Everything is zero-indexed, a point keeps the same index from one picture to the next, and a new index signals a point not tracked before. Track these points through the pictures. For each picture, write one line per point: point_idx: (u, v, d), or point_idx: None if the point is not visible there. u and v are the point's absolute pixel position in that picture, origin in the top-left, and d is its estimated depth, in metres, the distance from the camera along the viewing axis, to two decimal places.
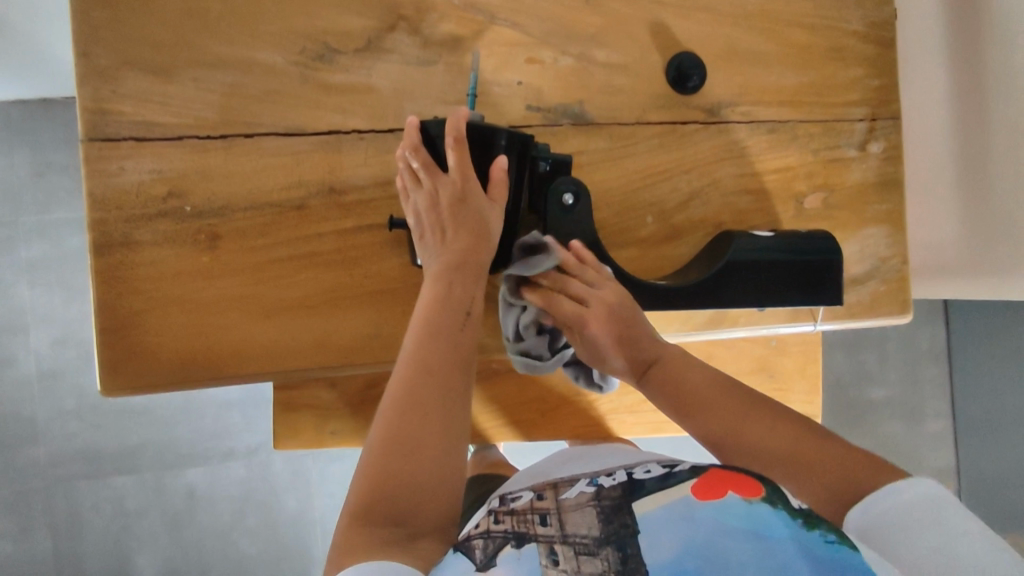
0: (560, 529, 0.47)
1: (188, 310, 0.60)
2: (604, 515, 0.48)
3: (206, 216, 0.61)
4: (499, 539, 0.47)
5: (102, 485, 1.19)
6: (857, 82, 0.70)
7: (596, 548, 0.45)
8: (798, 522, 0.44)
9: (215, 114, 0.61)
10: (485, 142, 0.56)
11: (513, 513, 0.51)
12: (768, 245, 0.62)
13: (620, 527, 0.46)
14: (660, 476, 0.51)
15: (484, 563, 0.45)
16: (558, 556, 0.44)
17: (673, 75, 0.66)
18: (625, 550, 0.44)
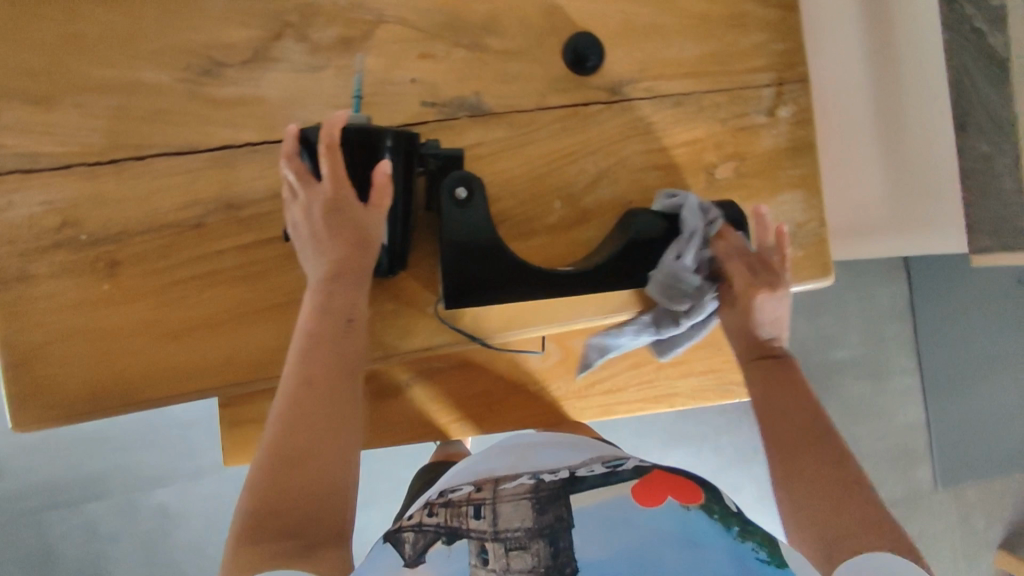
0: (493, 524, 0.49)
1: (92, 339, 0.60)
2: (539, 506, 0.50)
3: (102, 243, 0.60)
4: (431, 535, 0.50)
5: (70, 516, 1.19)
6: (760, 47, 0.70)
7: (529, 541, 0.47)
8: (732, 533, 0.48)
9: (102, 138, 0.60)
10: (368, 145, 0.55)
11: (448, 505, 0.53)
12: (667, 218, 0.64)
13: (554, 521, 0.48)
14: (602, 473, 0.54)
15: (413, 559, 0.48)
16: (488, 554, 0.46)
17: (570, 57, 0.66)
18: (556, 544, 0.46)
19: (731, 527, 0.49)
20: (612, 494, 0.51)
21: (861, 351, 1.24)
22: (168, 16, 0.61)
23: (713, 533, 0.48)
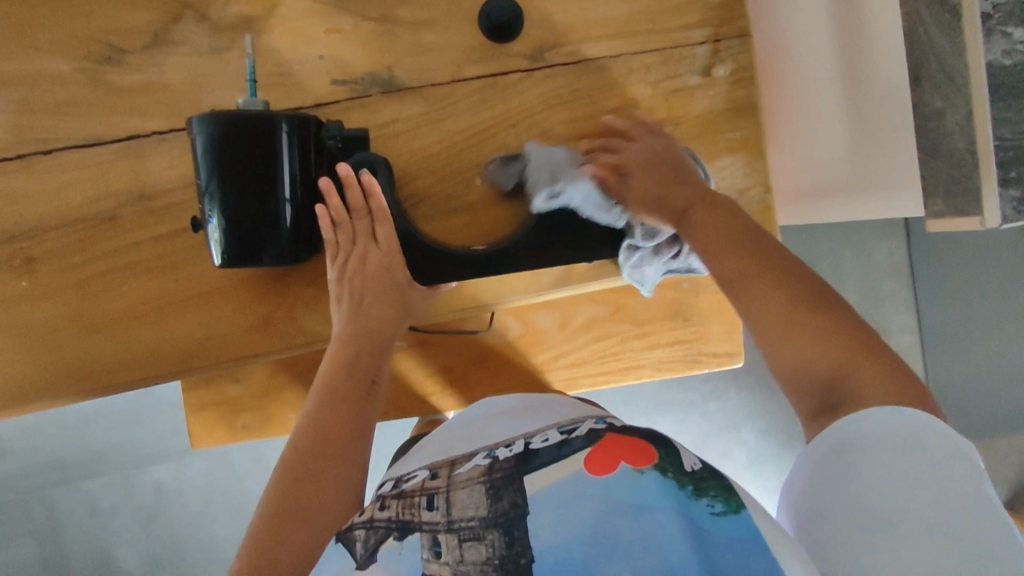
0: (446, 514, 0.47)
1: (17, 334, 0.60)
2: (494, 491, 0.48)
3: (18, 239, 0.60)
4: (383, 531, 0.47)
5: (74, 490, 1.24)
6: (693, 1, 0.65)
7: (482, 530, 0.45)
8: (686, 491, 0.45)
9: (9, 134, 0.59)
10: (268, 131, 0.53)
11: (401, 497, 0.51)
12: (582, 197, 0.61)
13: (509, 508, 0.46)
14: (554, 444, 0.52)
15: (365, 558, 0.46)
16: (440, 547, 0.44)
17: (486, 24, 0.62)
18: (511, 532, 0.44)
19: (685, 486, 0.45)
20: (566, 469, 0.48)
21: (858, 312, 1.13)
22: (67, 5, 0.60)
23: (667, 493, 0.44)
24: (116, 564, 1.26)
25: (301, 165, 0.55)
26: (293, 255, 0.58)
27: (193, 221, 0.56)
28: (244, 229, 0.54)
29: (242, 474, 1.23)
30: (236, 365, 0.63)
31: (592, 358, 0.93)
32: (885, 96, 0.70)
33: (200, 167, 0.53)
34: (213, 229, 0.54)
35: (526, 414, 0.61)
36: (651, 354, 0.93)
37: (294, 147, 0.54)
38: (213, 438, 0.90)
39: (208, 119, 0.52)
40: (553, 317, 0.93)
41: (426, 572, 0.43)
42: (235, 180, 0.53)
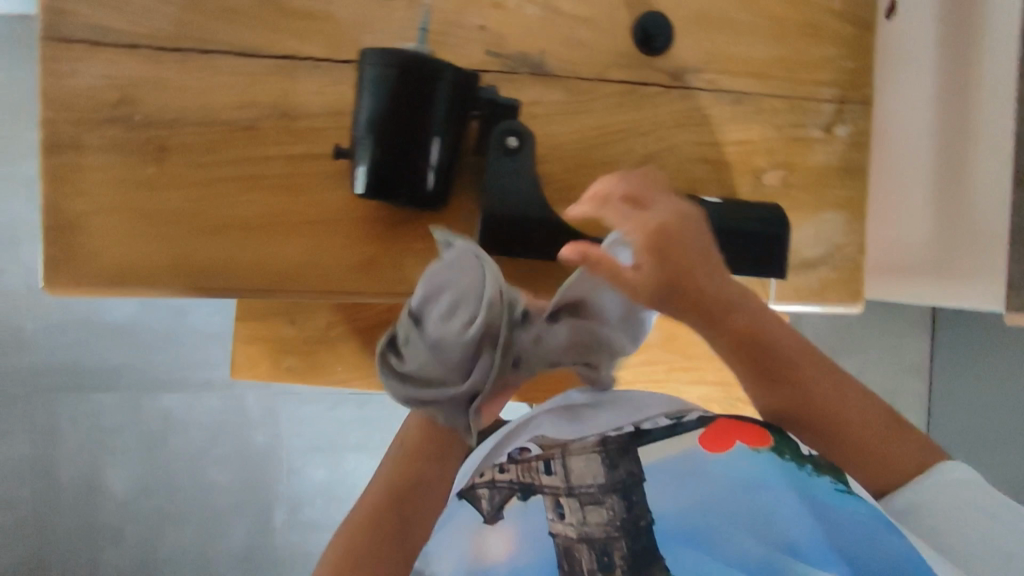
0: (566, 481, 0.56)
1: (131, 217, 0.61)
2: (609, 461, 0.57)
3: (155, 126, 0.61)
4: (506, 490, 0.58)
5: (83, 399, 1.23)
6: (830, 61, 0.69)
7: (602, 495, 0.54)
8: (805, 468, 0.52)
9: (171, 26, 0.61)
10: (427, 76, 0.55)
11: (520, 461, 0.61)
12: (712, 207, 0.62)
13: (625, 477, 0.55)
14: (667, 424, 0.60)
15: (491, 515, 0.57)
16: (563, 510, 0.54)
17: (638, 35, 0.66)
18: (630, 497, 0.53)
19: (804, 465, 0.52)
20: (678, 446, 0.57)
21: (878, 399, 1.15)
22: None
23: (789, 472, 0.52)
24: (105, 486, 1.24)
25: (452, 116, 0.57)
26: (427, 201, 0.59)
27: (336, 148, 0.59)
28: (386, 163, 0.56)
29: (253, 420, 1.26)
30: (331, 296, 0.64)
31: (633, 377, 0.97)
32: (979, 186, 0.73)
33: (359, 99, 0.56)
34: (360, 158, 0.56)
35: (625, 401, 0.66)
36: (691, 388, 0.98)
37: (449, 96, 0.56)
38: (255, 372, 0.92)
39: (382, 53, 0.54)
40: None
41: (551, 530, 0.53)
42: (388, 115, 0.55)
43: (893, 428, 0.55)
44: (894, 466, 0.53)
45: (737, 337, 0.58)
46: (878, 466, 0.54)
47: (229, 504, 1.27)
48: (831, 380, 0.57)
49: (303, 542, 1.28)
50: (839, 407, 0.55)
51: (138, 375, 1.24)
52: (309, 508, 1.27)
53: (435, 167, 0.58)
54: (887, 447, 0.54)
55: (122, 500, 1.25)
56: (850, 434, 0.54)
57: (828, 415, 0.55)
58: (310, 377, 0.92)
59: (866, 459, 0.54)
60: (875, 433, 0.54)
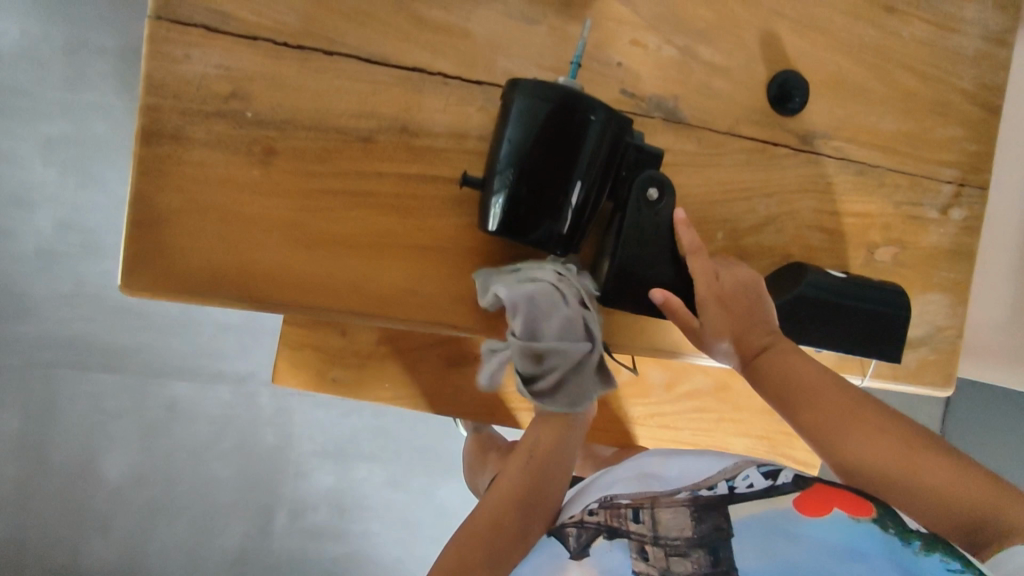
0: (652, 530, 0.55)
1: (227, 221, 0.56)
2: (698, 514, 0.55)
3: (266, 127, 0.57)
4: (592, 531, 0.58)
5: (81, 378, 1.13)
6: (953, 142, 0.68)
7: (688, 549, 0.53)
8: (912, 547, 0.49)
9: (297, 21, 0.56)
10: (580, 118, 0.52)
11: (608, 505, 0.60)
12: (839, 285, 0.61)
13: (712, 530, 0.54)
14: (761, 489, 0.57)
15: (577, 551, 0.57)
16: (648, 555, 0.54)
17: (775, 92, 0.63)
18: (717, 552, 0.52)
19: (911, 542, 0.49)
20: (771, 505, 0.55)
21: None
22: None
23: (891, 550, 0.49)
24: (96, 471, 1.14)
25: (598, 159, 0.54)
26: (557, 244, 0.56)
27: (465, 175, 0.56)
28: (524, 202, 0.53)
29: (262, 418, 1.16)
30: (429, 326, 0.60)
31: (683, 425, 0.94)
32: None
33: (503, 133, 0.53)
34: (497, 194, 0.53)
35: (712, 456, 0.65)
36: (738, 441, 0.96)
37: (599, 138, 0.53)
38: (296, 382, 0.86)
39: (535, 89, 0.52)
40: (662, 376, 0.94)
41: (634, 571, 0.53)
42: (534, 154, 0.52)
43: (940, 457, 0.53)
44: (967, 491, 0.51)
45: (778, 389, 0.57)
46: (945, 496, 0.51)
47: (231, 502, 1.17)
48: (870, 419, 0.55)
49: (306, 550, 1.18)
50: (879, 445, 0.54)
51: (144, 359, 1.13)
52: (312, 515, 1.18)
53: (574, 213, 0.55)
54: (947, 480, 0.52)
55: (112, 491, 1.15)
56: (899, 469, 0.53)
57: (865, 446, 0.54)
58: (355, 392, 0.87)
59: (929, 496, 0.52)
60: (923, 466, 0.53)
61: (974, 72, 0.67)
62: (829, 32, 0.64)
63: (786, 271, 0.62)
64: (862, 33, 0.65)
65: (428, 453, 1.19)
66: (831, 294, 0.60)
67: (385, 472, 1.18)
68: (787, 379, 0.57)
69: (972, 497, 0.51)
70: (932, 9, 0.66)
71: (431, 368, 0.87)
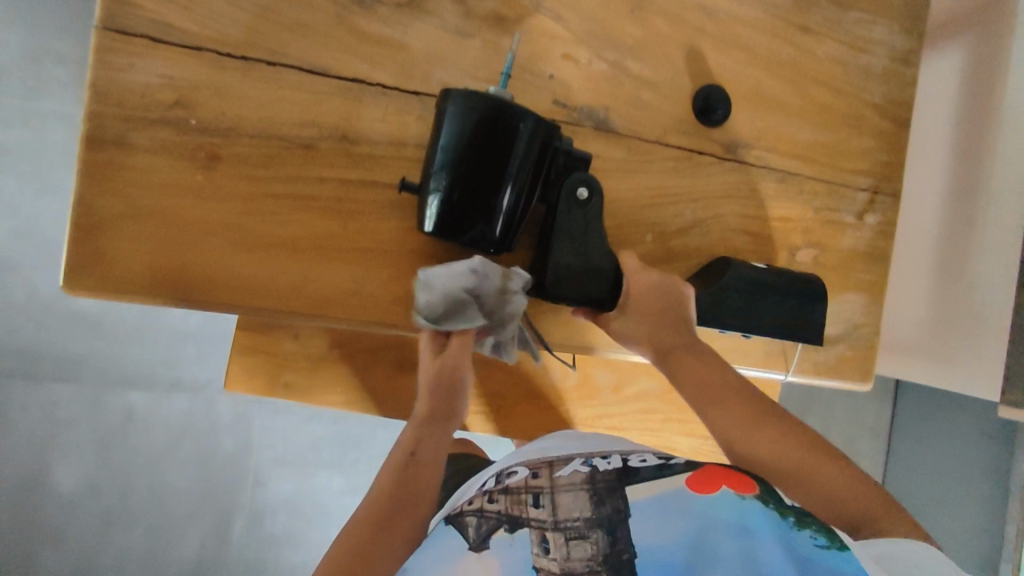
0: (553, 515, 0.57)
1: (169, 224, 0.58)
2: (598, 498, 0.58)
3: (210, 134, 0.59)
4: (494, 521, 0.57)
5: (36, 388, 1.12)
6: (867, 152, 0.73)
7: (588, 530, 0.55)
8: (788, 520, 0.54)
9: (240, 32, 0.59)
10: (513, 126, 0.55)
11: (509, 493, 0.61)
12: (766, 275, 0.65)
13: (612, 513, 0.56)
14: (655, 466, 0.62)
15: (476, 542, 0.56)
16: (549, 544, 0.54)
17: (699, 105, 0.67)
18: (615, 534, 0.54)
19: (787, 517, 0.55)
20: (667, 486, 0.59)
21: None
22: None
23: (771, 521, 0.54)
24: (49, 483, 1.13)
25: (528, 165, 0.57)
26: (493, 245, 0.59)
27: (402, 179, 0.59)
28: (458, 206, 0.56)
29: (220, 426, 1.16)
30: (369, 326, 0.63)
31: (630, 425, 0.97)
32: (976, 277, 0.81)
33: (439, 139, 0.56)
34: (432, 197, 0.56)
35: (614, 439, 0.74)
36: (683, 440, 0.99)
37: (529, 145, 0.56)
38: (247, 388, 0.87)
39: (468, 100, 0.54)
40: (610, 377, 0.97)
41: (537, 565, 0.53)
42: (469, 159, 0.55)
43: (838, 465, 0.60)
44: (854, 497, 0.59)
45: (700, 390, 0.63)
46: (839, 501, 0.59)
47: (188, 511, 1.16)
48: (778, 427, 0.61)
49: (263, 560, 1.17)
50: (783, 447, 0.61)
51: (101, 367, 1.13)
52: (270, 523, 1.17)
53: (507, 216, 0.58)
54: (842, 484, 0.60)
55: (66, 500, 1.13)
56: (803, 469, 0.60)
57: (773, 448, 0.61)
58: (306, 396, 0.88)
59: (828, 497, 0.59)
60: (823, 471, 0.60)
61: (883, 88, 0.73)
62: (749, 49, 0.69)
63: (714, 264, 0.67)
64: (780, 50, 0.70)
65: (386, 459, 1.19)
66: (758, 283, 0.65)
67: (342, 479, 1.18)
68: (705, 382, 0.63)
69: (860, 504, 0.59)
70: (843, 30, 0.71)
71: (382, 371, 0.89)
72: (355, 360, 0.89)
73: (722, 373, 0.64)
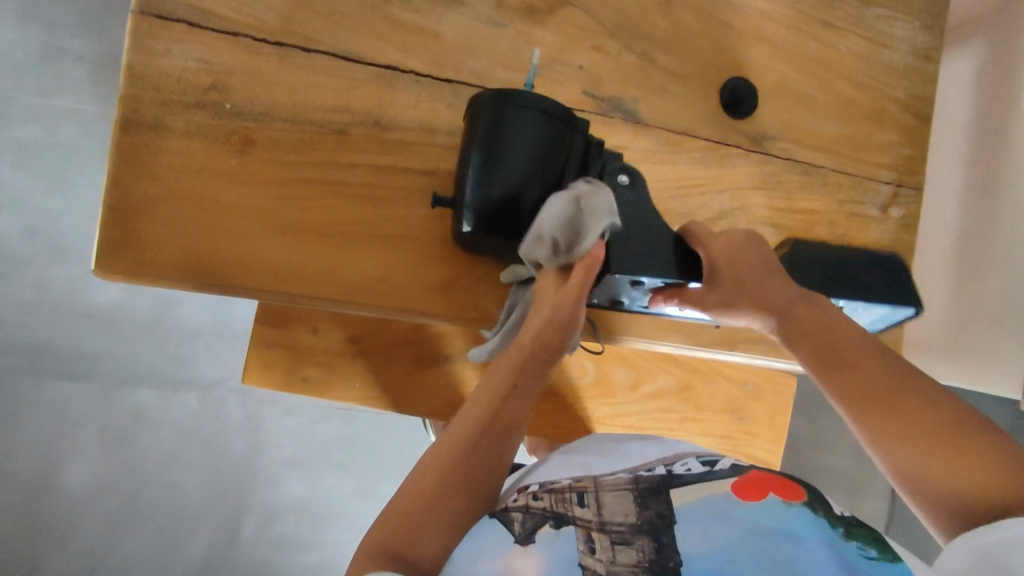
0: (598, 515, 0.55)
1: (201, 207, 0.58)
2: (641, 501, 0.57)
3: (243, 118, 0.59)
4: (539, 517, 0.56)
5: (46, 386, 1.11)
6: (890, 146, 0.73)
7: (632, 535, 0.53)
8: (837, 530, 0.53)
9: (276, 19, 0.59)
10: (546, 132, 0.55)
11: (553, 491, 0.60)
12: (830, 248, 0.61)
13: (656, 517, 0.55)
14: (700, 471, 0.62)
15: (523, 536, 0.54)
16: (594, 544, 0.52)
17: (726, 97, 0.68)
18: (659, 538, 0.53)
19: (835, 526, 0.53)
20: (710, 490, 0.58)
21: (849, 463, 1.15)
22: None
23: (818, 528, 0.52)
24: (58, 482, 1.11)
25: (559, 150, 0.56)
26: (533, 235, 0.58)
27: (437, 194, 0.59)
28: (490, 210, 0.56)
29: (232, 427, 1.15)
30: (396, 313, 0.62)
31: (648, 424, 0.97)
32: (1000, 273, 0.81)
33: (474, 141, 0.56)
34: (468, 192, 0.56)
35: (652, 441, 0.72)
36: (700, 440, 0.98)
37: (559, 129, 0.56)
38: (265, 382, 0.87)
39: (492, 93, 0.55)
40: (627, 376, 0.97)
41: (581, 563, 0.51)
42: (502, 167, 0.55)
43: (991, 442, 0.45)
44: (991, 484, 0.43)
45: (816, 342, 0.54)
46: (959, 491, 0.44)
47: (196, 512, 1.15)
48: (916, 394, 0.48)
49: (272, 562, 1.16)
50: (908, 418, 0.47)
51: (112, 365, 1.12)
52: (280, 525, 1.16)
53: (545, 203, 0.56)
54: (986, 469, 0.44)
55: (75, 501, 1.12)
56: (932, 449, 0.46)
57: (893, 420, 0.48)
58: (324, 391, 0.87)
59: (950, 484, 0.45)
60: (968, 452, 0.45)
61: (905, 83, 0.74)
62: (774, 43, 0.70)
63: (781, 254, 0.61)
64: (804, 45, 0.71)
65: (397, 461, 1.18)
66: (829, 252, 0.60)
67: (353, 481, 1.17)
68: (828, 341, 0.53)
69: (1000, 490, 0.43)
70: (865, 26, 0.72)
71: (401, 367, 0.88)
72: (374, 356, 0.88)
73: (843, 325, 0.54)
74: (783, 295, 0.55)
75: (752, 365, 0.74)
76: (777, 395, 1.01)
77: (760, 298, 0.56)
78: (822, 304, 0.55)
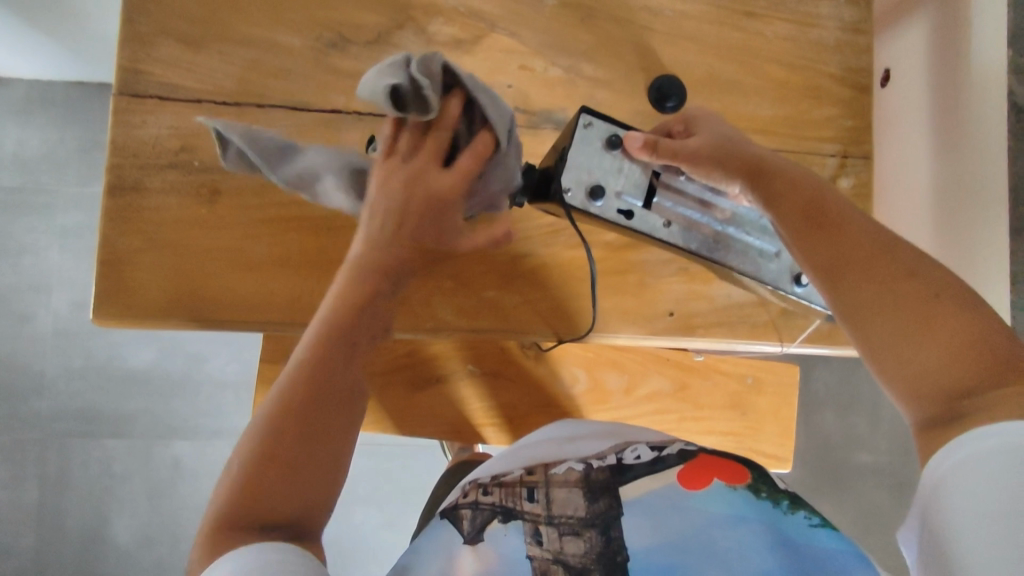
0: (547, 509, 0.55)
1: (178, 254, 0.66)
2: (590, 494, 0.56)
3: (211, 172, 0.67)
4: (488, 513, 0.56)
5: (95, 445, 1.21)
6: (831, 120, 0.75)
7: (580, 529, 0.53)
8: (783, 505, 0.53)
9: (233, 84, 0.67)
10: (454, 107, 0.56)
11: (503, 485, 0.58)
12: None
13: (605, 510, 0.54)
14: (648, 460, 0.58)
15: (472, 536, 0.54)
16: (541, 537, 0.53)
17: (653, 95, 0.72)
18: (608, 532, 0.53)
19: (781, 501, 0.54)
20: (658, 482, 0.56)
21: (887, 457, 1.12)
22: None
23: (762, 509, 0.53)
24: (109, 535, 1.21)
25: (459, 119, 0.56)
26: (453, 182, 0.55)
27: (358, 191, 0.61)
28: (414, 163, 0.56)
29: None
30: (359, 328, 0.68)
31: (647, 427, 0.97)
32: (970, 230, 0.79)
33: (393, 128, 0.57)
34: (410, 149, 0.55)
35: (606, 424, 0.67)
36: (704, 439, 0.98)
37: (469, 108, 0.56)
38: None
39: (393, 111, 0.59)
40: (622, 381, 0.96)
41: (529, 556, 0.52)
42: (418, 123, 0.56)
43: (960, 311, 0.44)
44: (955, 370, 0.43)
45: (782, 202, 0.53)
46: (936, 363, 0.44)
47: None
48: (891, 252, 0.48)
49: None
50: (873, 280, 0.47)
51: (151, 421, 1.22)
52: None
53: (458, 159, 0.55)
54: (961, 327, 0.44)
55: (124, 553, 1.21)
56: (898, 329, 0.45)
57: (863, 283, 0.47)
58: None
59: (921, 354, 0.44)
60: (940, 321, 0.44)
61: (838, 58, 0.75)
62: (698, 39, 0.73)
63: None
64: (729, 36, 0.74)
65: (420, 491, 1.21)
66: None
67: (380, 514, 1.13)
68: (806, 201, 0.52)
69: (969, 369, 0.43)
70: (789, 9, 0.75)
71: (397, 392, 0.91)
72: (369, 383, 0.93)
73: (802, 178, 0.55)
74: (739, 165, 0.57)
75: (717, 349, 0.75)
76: (782, 387, 1.00)
77: (731, 164, 0.57)
78: (805, 176, 0.55)
